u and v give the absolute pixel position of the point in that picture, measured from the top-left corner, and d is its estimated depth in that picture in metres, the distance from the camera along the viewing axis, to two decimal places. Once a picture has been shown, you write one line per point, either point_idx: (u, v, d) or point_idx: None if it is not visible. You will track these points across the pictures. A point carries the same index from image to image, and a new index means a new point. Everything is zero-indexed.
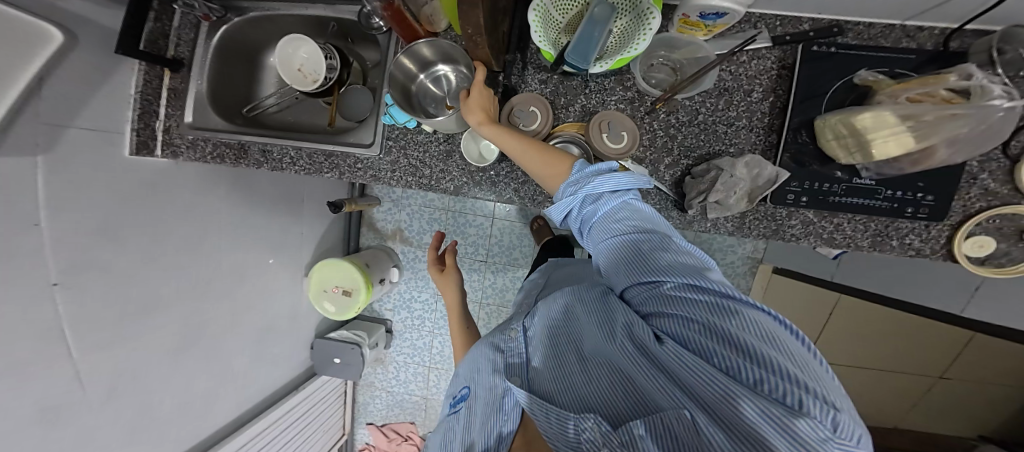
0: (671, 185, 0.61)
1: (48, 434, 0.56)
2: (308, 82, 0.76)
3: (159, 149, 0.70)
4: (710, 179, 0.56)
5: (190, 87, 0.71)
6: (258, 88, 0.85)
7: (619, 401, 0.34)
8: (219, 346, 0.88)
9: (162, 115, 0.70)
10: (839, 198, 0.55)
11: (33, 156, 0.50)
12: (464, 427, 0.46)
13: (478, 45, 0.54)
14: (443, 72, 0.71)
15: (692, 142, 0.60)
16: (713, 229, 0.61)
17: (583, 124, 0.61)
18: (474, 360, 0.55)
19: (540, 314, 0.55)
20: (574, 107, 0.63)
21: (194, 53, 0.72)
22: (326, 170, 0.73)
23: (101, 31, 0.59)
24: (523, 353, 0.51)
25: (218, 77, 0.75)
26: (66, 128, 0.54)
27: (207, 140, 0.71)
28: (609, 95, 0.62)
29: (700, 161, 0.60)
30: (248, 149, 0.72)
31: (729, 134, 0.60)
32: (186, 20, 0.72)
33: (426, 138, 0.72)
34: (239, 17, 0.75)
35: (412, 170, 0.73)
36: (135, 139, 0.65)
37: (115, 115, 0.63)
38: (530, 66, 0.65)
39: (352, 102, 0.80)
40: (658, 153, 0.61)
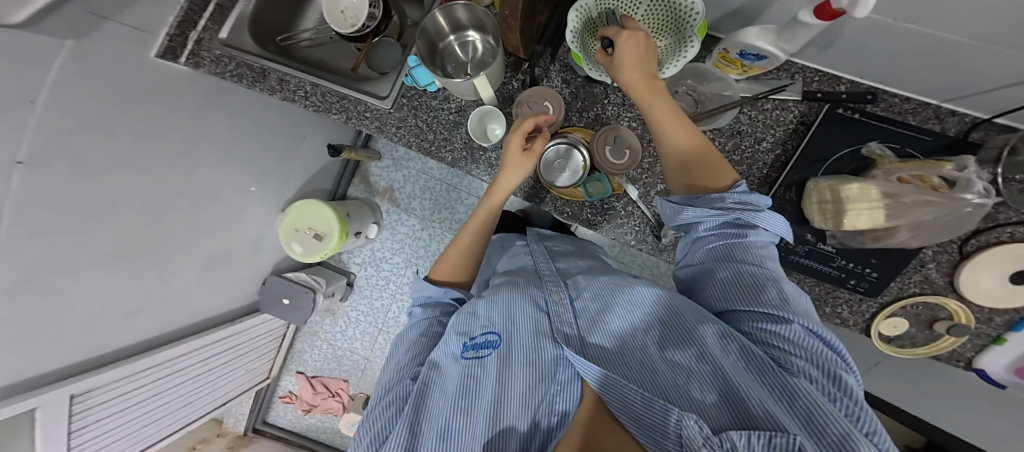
0: (653, 209, 0.65)
1: (35, 299, 0.60)
2: (348, 26, 0.80)
3: (184, 58, 0.70)
4: None
5: (236, 6, 0.74)
6: (300, 21, 0.87)
7: (706, 398, 0.40)
8: (184, 262, 0.90)
9: (200, 26, 0.72)
10: (799, 258, 0.60)
11: (62, 40, 0.51)
12: (501, 379, 0.52)
13: (510, 29, 0.55)
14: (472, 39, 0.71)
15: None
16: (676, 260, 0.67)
17: (591, 133, 0.66)
18: (511, 310, 0.60)
19: (596, 296, 0.60)
20: (587, 114, 0.67)
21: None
22: (334, 111, 0.75)
23: None
24: (574, 327, 0.55)
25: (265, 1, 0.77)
26: (105, 23, 0.57)
27: (232, 59, 0.72)
28: (626, 110, 0.65)
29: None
30: (268, 75, 0.73)
31: None
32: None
33: (439, 105, 0.75)
34: None
35: (417, 131, 0.75)
36: (165, 43, 0.68)
37: (151, 19, 0.65)
38: (558, 63, 0.67)
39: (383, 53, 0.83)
40: (653, 177, 0.64)
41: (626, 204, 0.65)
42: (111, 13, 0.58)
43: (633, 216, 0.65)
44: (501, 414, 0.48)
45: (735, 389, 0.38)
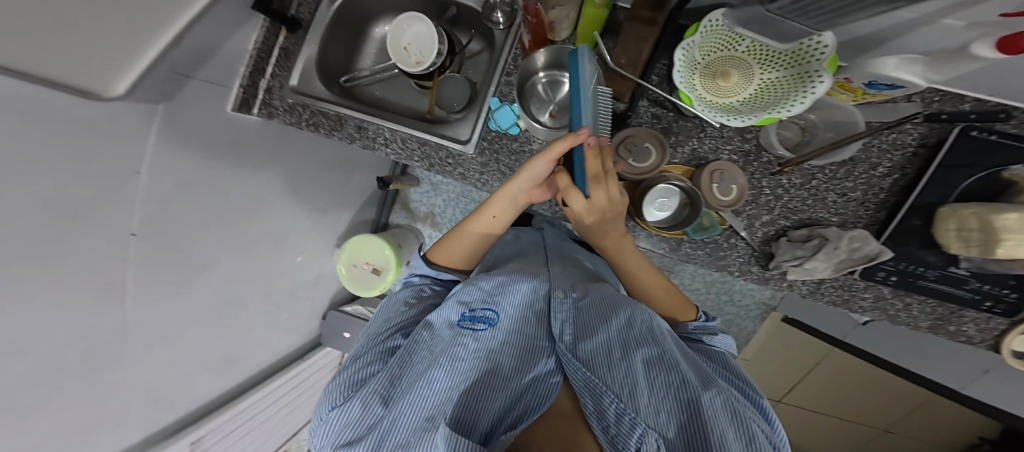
0: (760, 241, 0.64)
1: (100, 374, 0.54)
2: (413, 63, 0.78)
3: (257, 108, 0.70)
4: (811, 247, 0.57)
5: (301, 48, 0.74)
6: (358, 58, 0.86)
7: (667, 421, 0.46)
8: (249, 310, 0.85)
9: (269, 73, 0.72)
10: (928, 282, 0.54)
11: (156, 105, 0.51)
12: (494, 351, 0.54)
13: (627, 77, 0.57)
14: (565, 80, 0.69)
15: (796, 205, 0.61)
16: (786, 288, 0.64)
17: (691, 169, 0.64)
18: (514, 302, 0.63)
19: (613, 302, 0.62)
20: (683, 148, 0.66)
21: (313, 16, 0.74)
22: (417, 159, 0.73)
23: None
24: (570, 331, 0.58)
25: (327, 40, 0.77)
26: (190, 79, 0.55)
27: (306, 107, 0.70)
28: (726, 142, 0.64)
29: (798, 225, 0.62)
30: (344, 122, 0.71)
31: (837, 204, 0.59)
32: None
33: (520, 146, 0.72)
34: None
35: (501, 176, 0.74)
36: (239, 94, 0.67)
37: (230, 72, 0.65)
38: (647, 98, 0.66)
39: (448, 87, 0.79)
40: (757, 209, 0.63)
41: (730, 236, 0.65)
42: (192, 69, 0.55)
43: (739, 249, 0.65)
44: (488, 387, 0.49)
45: (703, 419, 0.44)
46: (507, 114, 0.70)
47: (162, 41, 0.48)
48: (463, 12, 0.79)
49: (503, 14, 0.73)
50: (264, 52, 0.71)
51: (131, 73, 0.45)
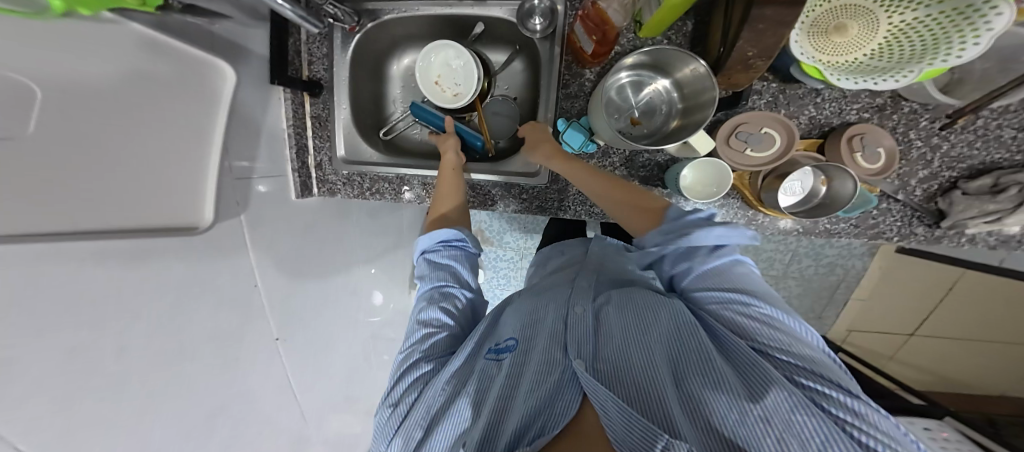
0: (921, 200, 0.54)
1: None
2: (451, 98, 0.68)
3: (318, 187, 0.75)
4: (1011, 198, 0.48)
5: (331, 111, 0.69)
6: (387, 102, 0.77)
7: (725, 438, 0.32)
8: (353, 366, 0.88)
9: (312, 148, 0.72)
10: None
11: (239, 215, 0.57)
12: (514, 378, 0.42)
13: (751, 67, 0.44)
14: (659, 85, 0.58)
15: (960, 151, 0.52)
16: (968, 243, 0.55)
17: (814, 143, 0.54)
18: (531, 324, 0.49)
19: (633, 297, 0.47)
20: (800, 119, 0.55)
21: (331, 73, 0.65)
22: (490, 202, 0.73)
23: (256, 62, 0.58)
24: (592, 333, 0.45)
25: (354, 96, 0.69)
26: (247, 179, 0.59)
27: (362, 175, 0.72)
28: (853, 102, 0.53)
29: (973, 174, 0.53)
30: (406, 182, 0.72)
31: (1016, 140, 0.50)
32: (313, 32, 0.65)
33: (599, 163, 0.67)
34: (373, 22, 0.65)
35: (584, 199, 0.69)
36: (297, 180, 0.70)
37: (278, 158, 0.66)
38: None
39: (492, 113, 0.75)
40: (912, 165, 0.53)
41: (881, 202, 0.55)
42: (250, 169, 0.59)
43: (895, 212, 0.55)
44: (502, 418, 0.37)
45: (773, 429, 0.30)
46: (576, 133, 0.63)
47: (210, 154, 0.50)
48: (487, 25, 0.67)
49: (543, 21, 0.62)
50: (299, 127, 0.68)
51: (209, 193, 0.49)
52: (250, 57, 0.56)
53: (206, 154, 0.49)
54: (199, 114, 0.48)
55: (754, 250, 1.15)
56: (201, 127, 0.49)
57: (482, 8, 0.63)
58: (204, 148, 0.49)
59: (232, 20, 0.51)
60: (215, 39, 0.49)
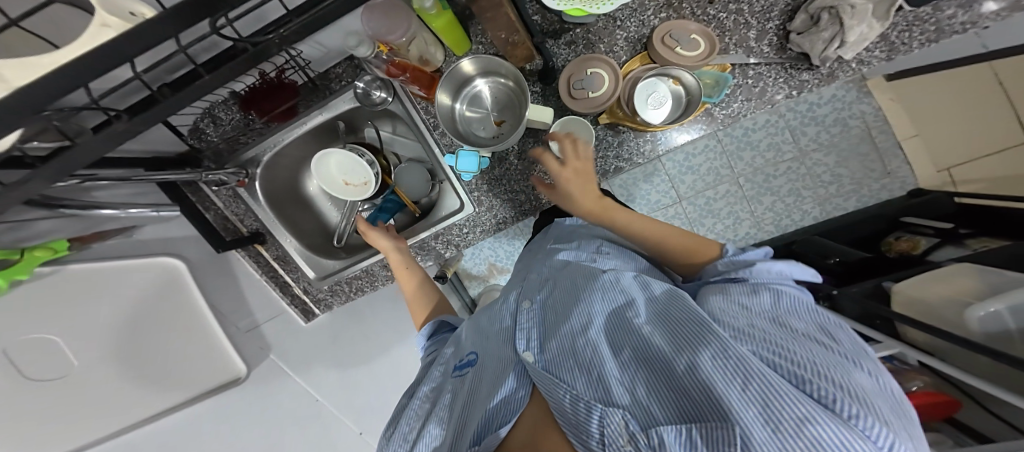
0: (776, 53, 0.59)
1: None
2: (362, 188, 0.77)
3: (318, 308, 0.83)
4: (828, 20, 0.54)
5: (284, 249, 0.79)
6: (324, 217, 0.88)
7: (653, 402, 0.32)
8: None
9: (292, 281, 0.82)
10: None
11: (267, 356, 0.76)
12: (472, 388, 0.44)
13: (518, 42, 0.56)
14: (479, 88, 0.66)
15: (762, 3, 0.59)
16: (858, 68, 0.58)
17: (645, 55, 0.61)
18: (487, 330, 0.52)
19: (576, 284, 0.49)
20: (619, 44, 0.62)
21: (260, 221, 0.77)
22: (443, 249, 0.79)
23: (199, 245, 0.71)
24: (536, 333, 0.46)
25: (292, 228, 0.81)
26: (256, 329, 0.77)
27: (341, 282, 0.82)
28: (644, 11, 0.61)
29: (791, 15, 0.58)
30: (374, 272, 0.81)
31: None
32: (224, 196, 0.75)
33: (503, 168, 0.70)
34: (259, 167, 0.75)
35: (513, 203, 0.72)
36: (297, 310, 0.83)
37: (269, 302, 0.80)
38: (549, 37, 0.63)
39: (406, 181, 0.79)
40: (737, 32, 0.60)
41: (747, 71, 0.59)
42: (252, 319, 0.77)
43: (766, 73, 0.59)
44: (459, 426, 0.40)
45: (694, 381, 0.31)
46: (468, 155, 0.66)
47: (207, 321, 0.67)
48: (348, 119, 0.76)
49: (382, 89, 0.68)
50: (271, 270, 0.81)
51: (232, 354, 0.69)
52: (187, 240, 0.69)
53: (205, 318, 0.67)
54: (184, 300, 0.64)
55: (746, 146, 1.21)
56: (191, 304, 0.65)
57: (328, 109, 0.71)
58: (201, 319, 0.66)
59: (149, 224, 0.64)
60: (150, 242, 0.63)
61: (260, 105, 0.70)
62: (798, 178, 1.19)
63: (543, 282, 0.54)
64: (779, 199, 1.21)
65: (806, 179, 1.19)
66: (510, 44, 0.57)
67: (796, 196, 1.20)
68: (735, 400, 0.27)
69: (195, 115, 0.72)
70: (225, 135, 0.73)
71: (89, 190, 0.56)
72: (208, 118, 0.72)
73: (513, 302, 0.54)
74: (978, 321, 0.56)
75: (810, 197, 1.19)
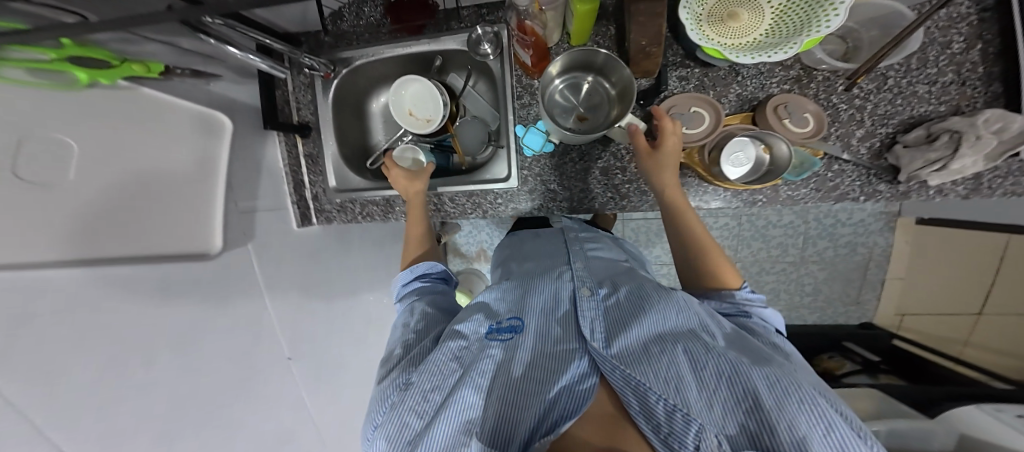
0: (870, 159, 0.60)
1: None
2: (425, 124, 0.76)
3: (316, 216, 0.84)
4: (946, 144, 0.53)
5: (321, 149, 0.79)
6: (371, 136, 0.87)
7: (730, 420, 0.37)
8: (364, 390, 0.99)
9: (308, 183, 0.82)
10: None
11: (247, 243, 0.66)
12: (533, 365, 0.46)
13: (650, 55, 0.56)
14: (580, 81, 0.66)
15: (886, 108, 0.59)
16: (938, 196, 0.59)
17: (747, 116, 0.63)
18: (538, 306, 0.55)
19: (636, 292, 0.53)
20: (730, 98, 0.64)
21: (316, 115, 0.77)
22: (470, 210, 0.79)
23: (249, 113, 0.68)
24: (601, 327, 0.49)
25: (340, 134, 0.79)
26: (252, 212, 0.69)
27: (354, 201, 0.81)
28: (771, 77, 0.62)
29: (907, 128, 0.59)
30: (393, 203, 0.80)
31: (934, 93, 0.57)
32: (298, 83, 0.76)
33: (561, 160, 0.71)
34: (345, 69, 0.75)
35: (551, 196, 0.74)
36: (296, 211, 0.81)
37: (280, 194, 0.77)
38: (670, 65, 0.64)
39: (464, 135, 0.79)
40: (845, 126, 0.61)
41: (832, 165, 0.61)
42: (253, 204, 0.70)
43: (849, 173, 0.61)
44: (519, 401, 0.41)
45: (762, 410, 0.35)
46: (536, 136, 0.68)
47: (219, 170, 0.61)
48: (448, 57, 0.76)
49: (492, 43, 0.69)
50: (295, 165, 0.79)
51: (217, 226, 0.59)
52: (247, 109, 0.69)
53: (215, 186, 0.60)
54: (206, 146, 0.59)
55: (760, 238, 1.33)
56: (209, 149, 0.59)
57: (436, 42, 0.71)
58: (209, 175, 0.59)
59: (225, 81, 0.64)
60: (215, 96, 0.62)
61: (399, 14, 0.70)
62: (784, 282, 1.36)
63: (599, 280, 0.58)
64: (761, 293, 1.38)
65: (790, 285, 1.36)
66: (642, 55, 0.56)
67: (774, 295, 1.38)
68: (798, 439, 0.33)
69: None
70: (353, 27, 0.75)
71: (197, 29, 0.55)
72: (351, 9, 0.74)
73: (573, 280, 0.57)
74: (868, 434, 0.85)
75: (785, 301, 1.38)
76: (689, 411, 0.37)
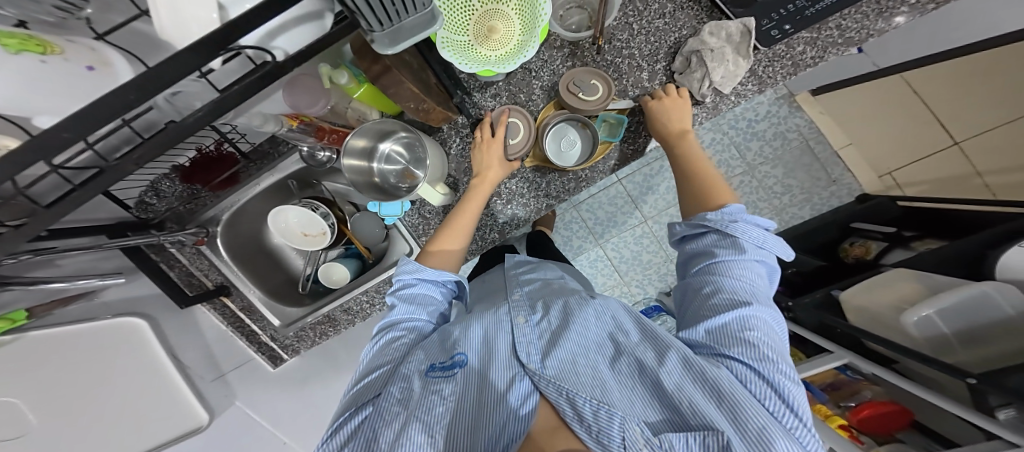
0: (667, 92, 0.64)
1: None
2: (320, 237, 0.81)
3: (285, 353, 0.87)
4: (699, 65, 0.59)
5: (248, 299, 0.84)
6: (290, 265, 0.94)
7: (646, 410, 0.36)
8: None
9: (258, 329, 0.86)
10: (813, 9, 0.57)
11: (233, 403, 0.76)
12: (457, 403, 0.39)
13: (429, 111, 0.60)
14: (389, 149, 0.71)
15: (648, 48, 0.64)
16: (741, 99, 0.63)
17: (557, 101, 0.66)
18: (479, 332, 0.49)
19: (560, 308, 0.51)
20: (536, 94, 0.68)
21: (223, 275, 0.82)
22: None
23: (159, 302, 0.74)
24: (536, 346, 0.44)
25: (255, 278, 0.86)
26: (221, 378, 0.78)
27: (302, 329, 0.86)
28: (553, 62, 0.66)
29: (674, 56, 0.63)
30: (335, 318, 0.86)
31: (670, 23, 0.63)
32: (188, 254, 0.79)
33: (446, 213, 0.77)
34: (221, 226, 0.80)
35: None
36: (263, 356, 0.87)
37: (240, 354, 0.85)
38: (475, 91, 0.69)
39: (362, 229, 0.86)
40: (632, 74, 0.64)
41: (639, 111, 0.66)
42: (219, 370, 0.79)
43: None
44: (477, 435, 0.35)
45: (671, 396, 0.36)
46: (391, 203, 0.70)
47: (169, 368, 0.68)
48: (300, 177, 0.84)
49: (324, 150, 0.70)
50: (235, 322, 0.85)
51: (195, 405, 0.69)
52: (151, 298, 0.74)
53: (164, 370, 0.68)
54: (148, 354, 0.67)
55: None
56: (150, 355, 0.67)
57: (276, 170, 0.79)
58: (156, 362, 0.67)
59: (114, 286, 0.69)
60: (113, 303, 0.67)
61: (202, 177, 0.75)
62: (754, 192, 1.30)
63: (532, 304, 0.54)
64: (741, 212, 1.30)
65: (761, 191, 1.30)
66: (421, 112, 0.59)
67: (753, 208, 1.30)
68: (703, 407, 0.34)
69: (139, 188, 0.73)
70: (171, 205, 0.75)
71: (54, 261, 0.60)
72: (152, 191, 0.74)
73: (506, 311, 0.52)
74: (914, 325, 0.80)
75: (769, 210, 1.30)
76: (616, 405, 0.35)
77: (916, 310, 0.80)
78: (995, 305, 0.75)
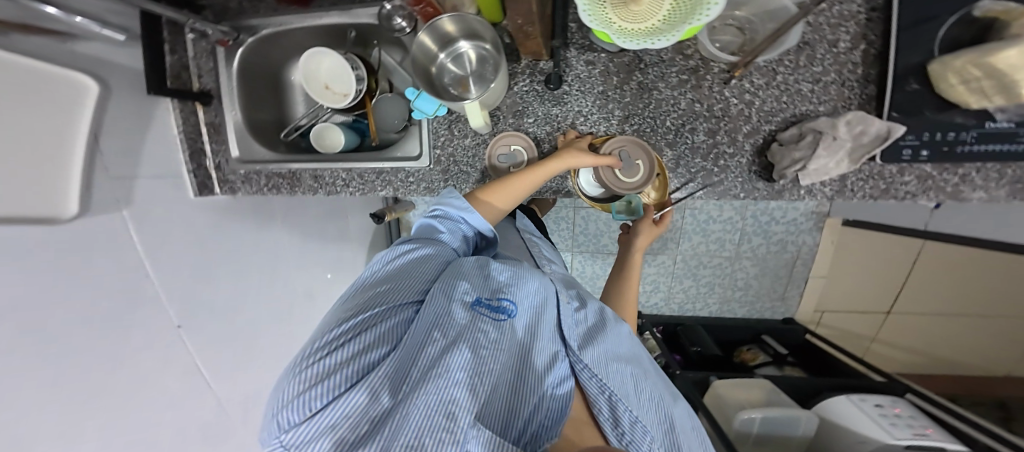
0: (752, 157, 0.61)
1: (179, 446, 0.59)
2: (340, 98, 0.73)
3: (219, 187, 0.82)
4: (807, 145, 0.54)
5: (223, 117, 0.77)
6: (289, 107, 0.86)
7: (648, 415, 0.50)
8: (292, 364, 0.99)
9: (209, 150, 0.80)
10: (969, 147, 0.51)
11: (119, 210, 0.59)
12: (507, 351, 0.49)
13: (529, 35, 0.53)
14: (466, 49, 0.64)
15: (773, 106, 0.59)
16: (810, 196, 0.60)
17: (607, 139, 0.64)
18: (532, 291, 0.59)
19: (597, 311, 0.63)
20: (629, 85, 0.63)
21: (218, 83, 0.76)
22: (379, 186, 0.79)
23: (131, 74, 0.64)
24: (578, 334, 0.55)
25: (246, 102, 0.77)
26: (133, 179, 0.63)
27: (259, 173, 0.80)
28: (670, 65, 0.61)
29: (787, 127, 0.59)
30: (299, 176, 0.80)
31: (816, 92, 0.57)
32: (200, 48, 0.74)
33: (472, 142, 0.73)
34: (252, 37, 0.73)
35: (464, 176, 0.75)
36: (193, 180, 0.77)
37: (171, 161, 0.73)
38: (573, 46, 0.64)
39: (383, 111, 0.77)
40: (735, 121, 0.60)
41: (719, 160, 0.62)
42: (132, 170, 0.63)
43: (732, 169, 0.62)
44: (520, 399, 0.44)
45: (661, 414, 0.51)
46: (430, 100, 0.64)
47: (79, 144, 0.53)
48: (363, 31, 0.74)
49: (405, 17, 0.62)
50: (191, 132, 0.76)
51: (73, 185, 0.51)
52: (128, 71, 0.63)
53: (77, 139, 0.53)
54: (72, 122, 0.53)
55: (700, 232, 1.38)
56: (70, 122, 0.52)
57: (348, 15, 0.69)
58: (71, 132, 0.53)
59: (97, 40, 0.57)
60: (79, 55, 0.54)
61: None
62: (720, 275, 1.44)
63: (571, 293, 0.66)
64: (698, 285, 1.46)
65: (725, 280, 1.44)
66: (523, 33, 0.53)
67: (710, 288, 1.47)
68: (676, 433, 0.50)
69: None
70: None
71: None
72: None
73: (556, 287, 0.63)
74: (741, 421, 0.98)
75: (716, 295, 1.48)
76: (630, 404, 0.48)
77: (749, 412, 0.98)
78: (793, 426, 0.99)
